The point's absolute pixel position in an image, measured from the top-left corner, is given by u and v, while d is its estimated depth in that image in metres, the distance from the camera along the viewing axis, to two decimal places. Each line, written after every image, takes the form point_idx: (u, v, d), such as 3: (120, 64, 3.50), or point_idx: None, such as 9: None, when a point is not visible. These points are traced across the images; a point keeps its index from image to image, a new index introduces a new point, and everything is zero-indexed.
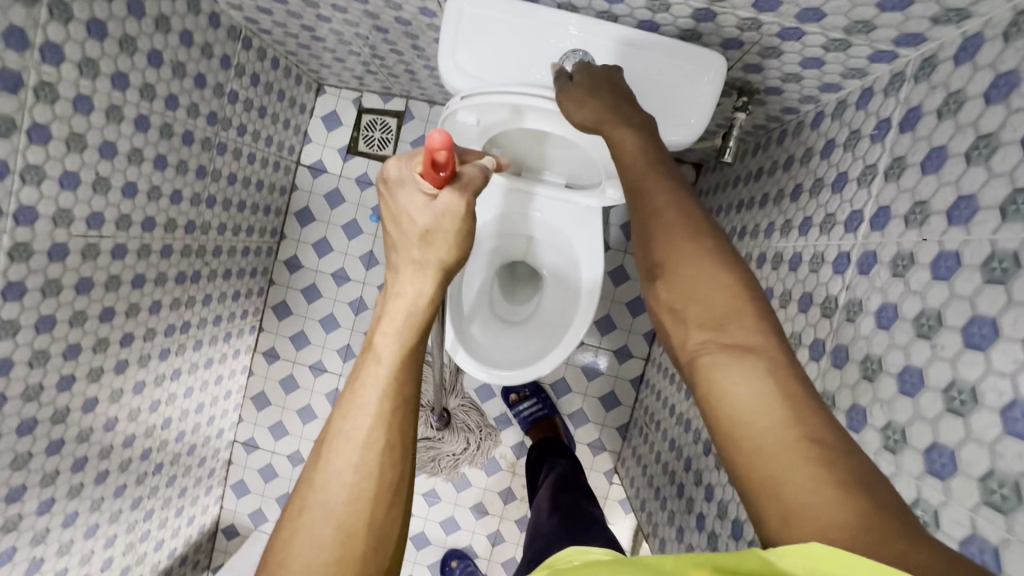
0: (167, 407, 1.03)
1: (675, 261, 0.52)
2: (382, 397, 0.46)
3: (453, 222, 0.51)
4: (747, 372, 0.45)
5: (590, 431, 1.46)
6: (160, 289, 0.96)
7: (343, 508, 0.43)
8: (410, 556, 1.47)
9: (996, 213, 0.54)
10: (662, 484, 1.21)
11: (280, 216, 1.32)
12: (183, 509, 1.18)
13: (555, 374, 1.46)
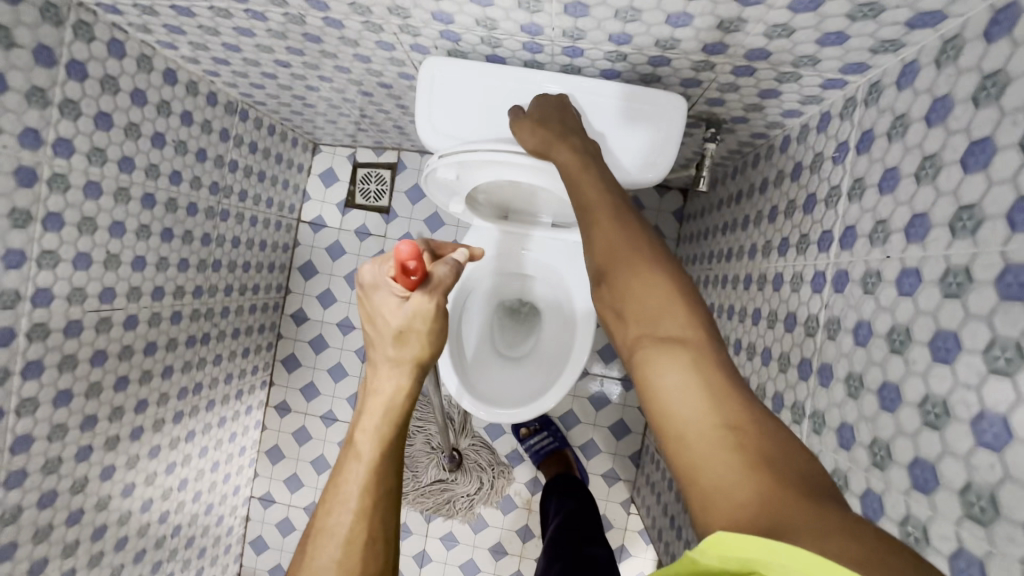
0: (183, 468, 1.16)
1: (612, 260, 0.49)
2: (362, 491, 0.50)
3: (420, 327, 0.54)
4: (680, 376, 0.41)
5: (603, 462, 1.41)
6: (172, 354, 1.07)
7: None
8: None
9: (946, 231, 0.47)
10: (677, 512, 1.12)
11: (285, 273, 1.46)
12: (204, 552, 1.29)
13: (564, 406, 1.42)
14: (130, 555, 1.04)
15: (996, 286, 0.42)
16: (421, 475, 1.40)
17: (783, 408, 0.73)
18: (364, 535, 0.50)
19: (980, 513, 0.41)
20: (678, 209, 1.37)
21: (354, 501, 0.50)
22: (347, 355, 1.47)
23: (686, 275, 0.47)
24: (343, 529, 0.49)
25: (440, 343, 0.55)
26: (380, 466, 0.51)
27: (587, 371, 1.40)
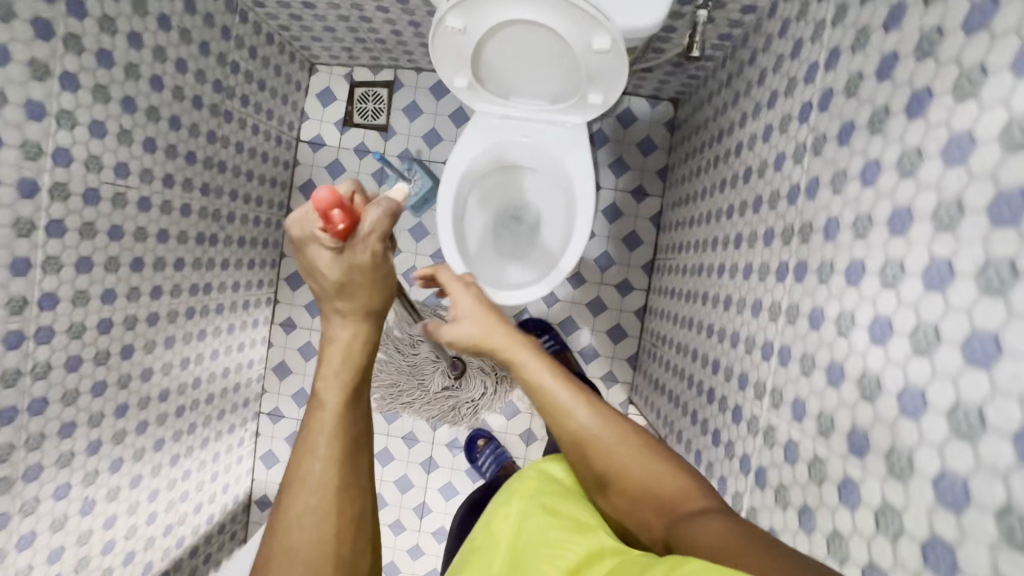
0: (197, 366, 1.20)
1: (560, 412, 0.66)
2: (330, 439, 0.57)
3: (359, 288, 0.57)
4: (655, 478, 0.61)
5: (601, 364, 1.47)
6: (182, 247, 1.09)
7: (308, 507, 0.55)
8: (441, 506, 1.51)
9: (922, 5, 0.52)
10: (666, 387, 1.19)
11: (286, 191, 1.48)
12: (219, 457, 1.34)
13: (562, 313, 1.48)
14: (151, 441, 1.07)
15: (964, 28, 0.46)
16: (428, 384, 1.45)
17: (770, 242, 0.78)
18: (341, 476, 0.57)
19: (948, 220, 0.46)
20: (669, 119, 1.44)
21: (326, 445, 0.57)
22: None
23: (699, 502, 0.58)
24: (315, 475, 0.56)
25: (384, 286, 0.59)
26: (349, 410, 0.59)
27: (584, 278, 1.47)
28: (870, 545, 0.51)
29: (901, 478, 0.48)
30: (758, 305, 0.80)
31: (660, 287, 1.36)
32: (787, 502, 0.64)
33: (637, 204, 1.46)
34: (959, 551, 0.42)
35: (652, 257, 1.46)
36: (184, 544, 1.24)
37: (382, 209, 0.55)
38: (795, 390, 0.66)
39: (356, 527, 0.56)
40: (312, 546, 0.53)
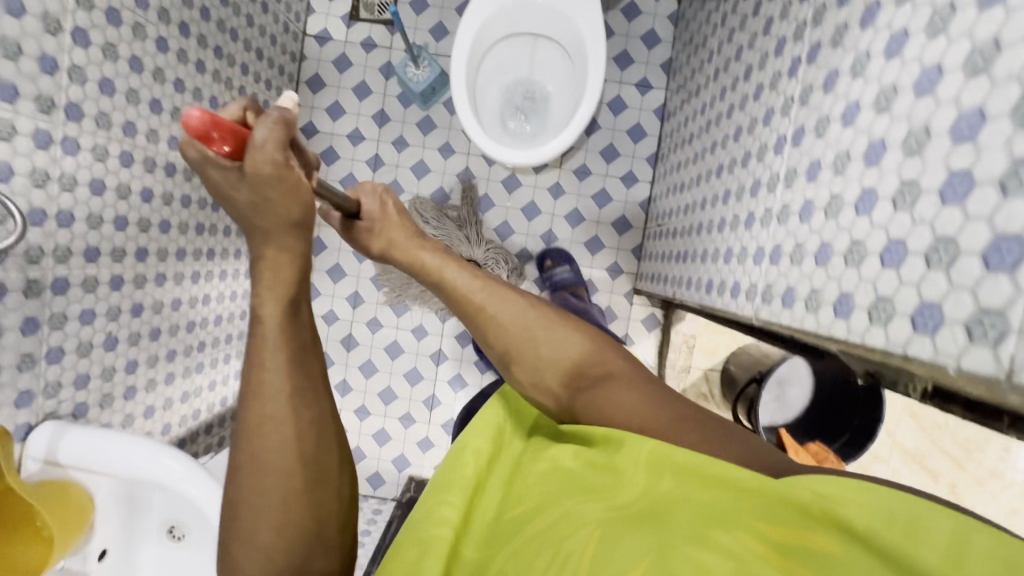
0: (209, 237, 1.22)
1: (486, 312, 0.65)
2: (278, 349, 0.54)
3: (269, 207, 0.51)
4: (570, 356, 0.63)
5: (607, 256, 1.51)
6: (198, 106, 1.10)
7: (271, 418, 0.52)
8: (450, 399, 1.54)
9: None
10: (674, 252, 1.23)
11: (293, 83, 1.50)
12: (232, 339, 1.37)
13: (568, 206, 1.51)
14: (168, 297, 1.09)
15: None
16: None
17: (780, 51, 0.81)
18: (295, 384, 0.54)
19: None
20: (673, 12, 1.47)
21: (274, 359, 0.53)
22: (358, 166, 1.53)
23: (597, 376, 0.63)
24: (268, 386, 0.53)
25: (298, 198, 0.52)
26: (292, 316, 0.55)
27: (590, 170, 1.50)
28: (889, 230, 0.55)
29: (917, 152, 0.52)
30: (768, 113, 0.83)
31: (666, 170, 1.39)
32: (801, 258, 0.68)
33: (641, 97, 1.49)
34: (977, 167, 0.45)
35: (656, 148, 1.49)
36: (200, 418, 1.27)
37: (271, 121, 0.49)
38: (809, 157, 0.69)
39: (317, 431, 0.55)
40: (279, 458, 0.52)
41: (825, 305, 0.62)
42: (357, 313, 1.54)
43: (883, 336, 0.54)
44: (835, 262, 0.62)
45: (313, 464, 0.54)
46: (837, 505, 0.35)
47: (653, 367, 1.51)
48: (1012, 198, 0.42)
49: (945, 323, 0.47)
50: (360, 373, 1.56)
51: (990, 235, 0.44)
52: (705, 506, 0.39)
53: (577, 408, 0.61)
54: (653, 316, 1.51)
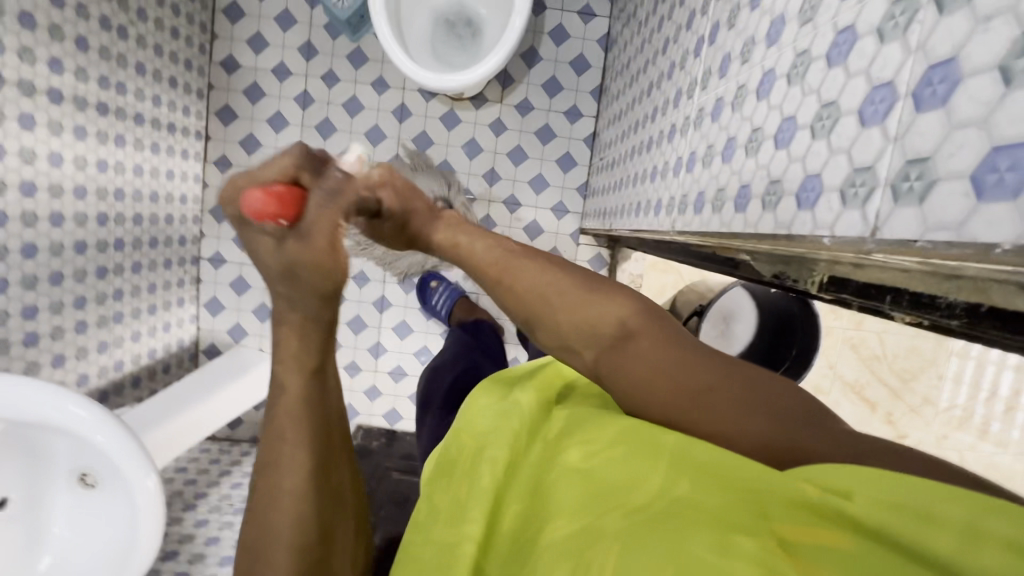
0: (116, 174, 1.11)
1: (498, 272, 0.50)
2: (302, 418, 0.50)
3: (305, 280, 0.45)
4: (598, 320, 0.48)
5: (552, 195, 1.45)
6: (84, 25, 0.99)
7: (297, 495, 0.48)
8: (396, 346, 1.49)
9: None
10: (611, 182, 1.23)
11: (207, 11, 1.34)
12: (154, 288, 1.28)
13: (511, 142, 1.43)
14: (69, 238, 1.00)
15: None
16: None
17: None
18: (316, 460, 0.49)
19: None
20: None
21: (296, 435, 0.49)
22: (285, 104, 1.40)
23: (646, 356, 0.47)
24: (294, 460, 0.48)
25: (334, 276, 0.45)
26: (315, 388, 0.51)
27: (530, 103, 1.42)
28: (783, 108, 0.47)
29: (811, 19, 0.44)
30: None
31: (609, 101, 1.32)
32: (711, 157, 0.62)
33: (584, 26, 1.40)
34: (860, 20, 0.37)
35: (601, 81, 1.41)
36: (123, 370, 1.19)
37: (322, 196, 0.42)
38: (721, 52, 0.63)
39: (335, 505, 0.50)
40: (294, 538, 0.47)
41: (729, 202, 0.56)
42: None
43: (772, 221, 0.46)
44: (738, 154, 0.55)
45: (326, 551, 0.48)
46: (877, 499, 0.32)
47: None
48: (888, 43, 0.35)
49: (823, 193, 0.40)
50: None
51: (865, 91, 0.36)
52: (725, 518, 0.34)
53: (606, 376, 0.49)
54: (599, 257, 1.50)
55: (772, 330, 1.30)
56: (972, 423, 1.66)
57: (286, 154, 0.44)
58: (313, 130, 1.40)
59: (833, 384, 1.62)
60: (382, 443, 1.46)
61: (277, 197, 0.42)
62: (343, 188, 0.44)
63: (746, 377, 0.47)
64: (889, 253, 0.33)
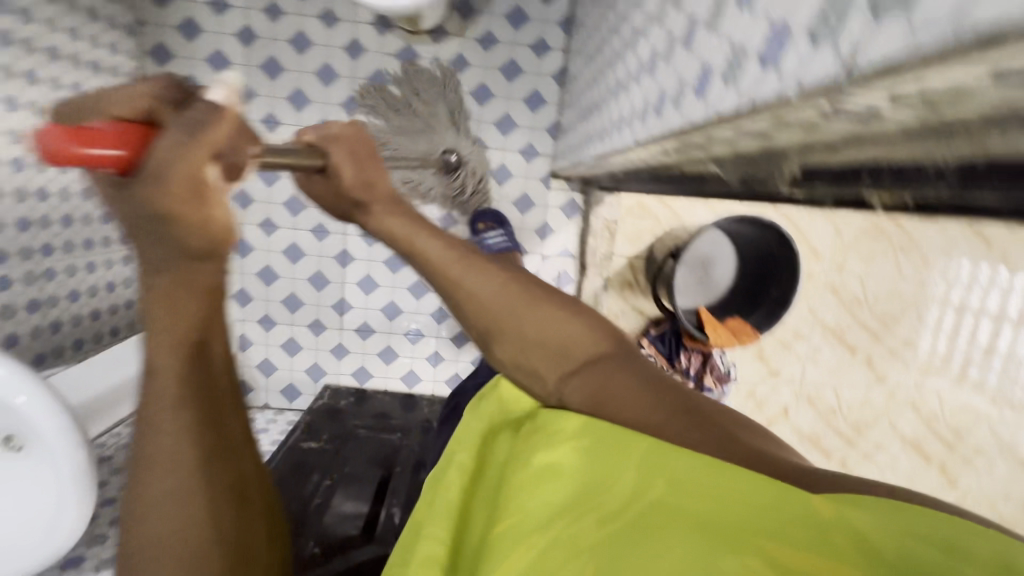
0: (31, 115, 1.01)
1: (485, 305, 0.67)
2: (177, 405, 0.52)
3: (189, 232, 0.47)
4: (558, 337, 0.66)
5: (520, 136, 1.36)
6: None
7: (176, 482, 0.51)
8: (360, 301, 1.41)
9: None
10: (581, 112, 1.14)
11: None
12: (92, 244, 1.19)
13: (474, 80, 1.33)
14: None
15: None
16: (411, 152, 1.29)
17: None
18: (202, 446, 0.53)
19: None
20: None
21: (175, 418, 0.52)
22: (226, 41, 1.28)
23: (603, 372, 0.63)
24: (173, 448, 0.52)
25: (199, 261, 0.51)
26: (190, 373, 0.54)
27: (493, 36, 1.31)
28: None
29: None
30: None
31: (578, 29, 1.22)
32: (672, 51, 0.54)
33: None
34: None
35: (569, 10, 1.31)
36: (62, 331, 1.11)
37: (171, 135, 0.43)
38: None
39: (230, 491, 0.55)
40: (169, 526, 0.50)
41: (689, 92, 0.48)
42: (247, 216, 1.35)
43: (735, 96, 0.39)
44: (701, 37, 0.46)
45: (217, 531, 0.52)
46: (910, 531, 0.34)
47: (574, 258, 1.46)
48: None
49: (790, 39, 0.32)
50: (260, 282, 1.39)
51: None
52: (706, 522, 0.38)
53: (562, 386, 0.64)
54: (573, 203, 1.42)
55: (754, 263, 1.33)
56: (951, 367, 1.62)
57: (145, 86, 0.47)
58: (258, 70, 1.29)
59: (813, 329, 1.58)
60: (351, 402, 1.41)
61: (107, 138, 0.44)
62: (199, 124, 0.44)
63: (684, 399, 0.59)
64: (863, 86, 0.27)
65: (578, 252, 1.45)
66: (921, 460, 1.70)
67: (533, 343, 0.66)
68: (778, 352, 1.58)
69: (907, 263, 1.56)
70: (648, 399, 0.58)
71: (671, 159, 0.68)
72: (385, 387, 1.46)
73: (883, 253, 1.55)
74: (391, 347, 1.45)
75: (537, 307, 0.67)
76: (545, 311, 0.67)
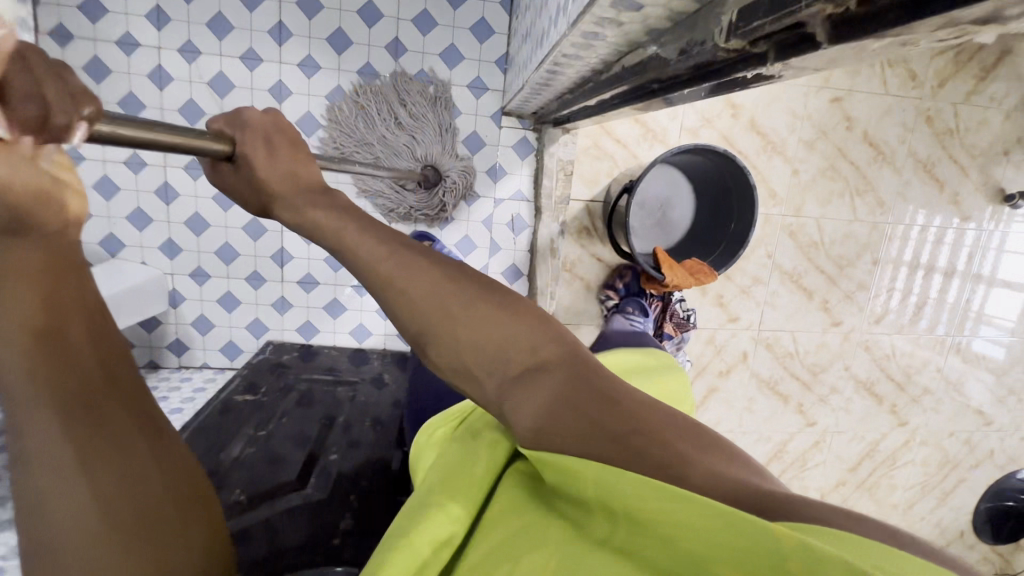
0: None
1: (416, 305, 0.49)
2: (34, 400, 0.45)
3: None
4: (499, 338, 0.50)
5: (467, 70, 1.27)
6: None
7: (60, 493, 0.44)
8: (302, 252, 1.33)
9: None
10: (529, 32, 1.06)
11: None
12: None
13: (415, 6, 1.23)
14: None
15: None
16: (388, 137, 1.25)
17: None
18: (77, 445, 0.46)
19: None
20: None
21: (40, 411, 0.45)
22: None
23: (554, 384, 0.49)
24: (40, 451, 0.44)
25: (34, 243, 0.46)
26: (43, 366, 0.46)
27: None
28: None
29: None
30: None
31: None
32: None
33: None
34: None
35: None
36: None
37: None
38: None
39: (132, 483, 0.48)
40: (76, 534, 0.44)
41: None
42: (170, 158, 1.23)
43: None
44: None
45: (134, 524, 0.47)
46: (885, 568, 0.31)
47: (529, 202, 1.39)
48: None
49: None
50: (188, 232, 1.28)
51: None
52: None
53: (505, 397, 0.50)
54: (525, 141, 1.35)
55: (710, 197, 1.31)
56: (900, 308, 1.66)
57: None
58: None
59: (772, 274, 1.57)
60: (296, 356, 1.35)
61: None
62: None
63: (636, 417, 0.47)
64: None
65: (533, 196, 1.39)
66: (874, 402, 1.74)
67: (468, 350, 0.50)
68: (737, 297, 1.57)
69: (863, 205, 1.55)
70: (597, 415, 0.47)
71: (613, 51, 0.62)
72: (333, 342, 1.39)
73: (840, 195, 1.53)
74: (338, 300, 1.37)
75: (472, 301, 0.50)
76: (485, 303, 0.50)
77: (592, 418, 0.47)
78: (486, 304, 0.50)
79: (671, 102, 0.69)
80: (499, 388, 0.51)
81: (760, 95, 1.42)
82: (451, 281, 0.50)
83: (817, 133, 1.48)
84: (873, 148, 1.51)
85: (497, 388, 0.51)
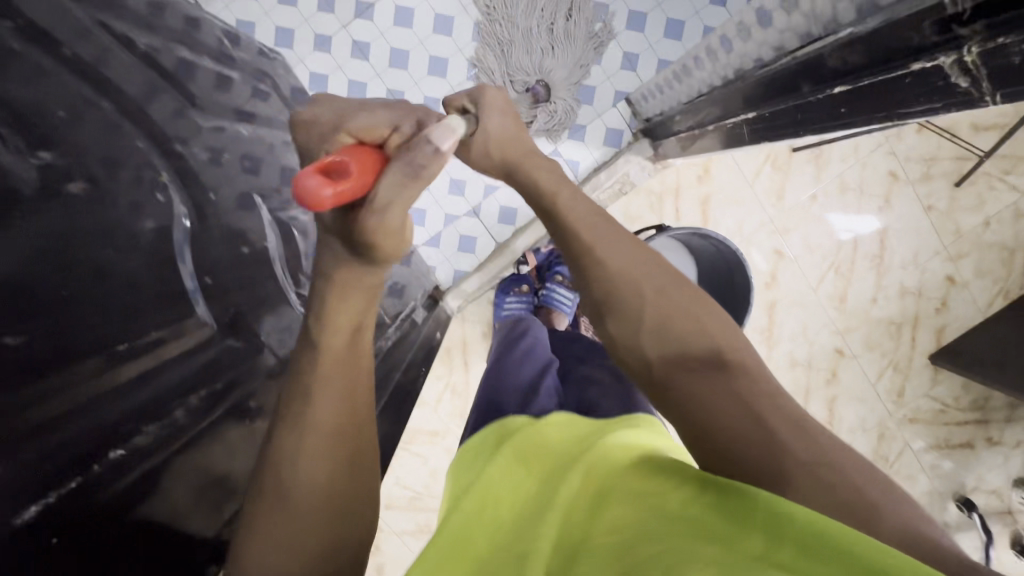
0: None
1: (597, 251, 0.50)
2: (323, 376, 0.49)
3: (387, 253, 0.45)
4: (676, 320, 0.47)
5: (636, 42, 1.24)
6: None
7: (318, 466, 0.48)
8: (380, 25, 1.23)
9: None
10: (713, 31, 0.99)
11: None
12: None
13: None
14: None
15: None
16: (533, 31, 1.22)
17: None
18: (335, 424, 0.49)
19: None
20: None
21: (324, 389, 0.49)
22: None
23: (742, 386, 0.44)
24: (311, 420, 0.49)
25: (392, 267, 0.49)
26: (343, 359, 0.50)
27: None
28: None
29: None
30: None
31: None
32: None
33: None
34: None
35: None
36: None
37: (400, 172, 0.42)
38: None
39: (353, 470, 0.50)
40: (307, 495, 0.47)
41: None
42: None
43: None
44: None
45: (343, 500, 0.49)
46: None
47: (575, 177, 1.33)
48: None
49: None
50: None
51: None
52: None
53: (678, 377, 0.46)
54: (620, 134, 1.31)
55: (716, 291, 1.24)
56: None
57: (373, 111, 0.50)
58: None
59: None
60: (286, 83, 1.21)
61: (347, 185, 0.40)
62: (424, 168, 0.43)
63: (815, 445, 0.40)
64: None
65: (581, 179, 1.33)
66: None
67: (647, 332, 0.47)
68: None
69: None
70: (777, 434, 0.41)
71: (802, 31, 0.60)
72: None
73: None
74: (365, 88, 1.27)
75: (650, 278, 0.49)
76: (662, 279, 0.49)
77: (766, 432, 0.41)
78: (660, 281, 0.49)
79: (806, 122, 0.65)
80: (665, 377, 0.46)
81: (797, 291, 1.46)
82: (625, 239, 0.51)
83: (806, 360, 1.49)
84: (829, 414, 1.53)
85: (661, 379, 0.47)
